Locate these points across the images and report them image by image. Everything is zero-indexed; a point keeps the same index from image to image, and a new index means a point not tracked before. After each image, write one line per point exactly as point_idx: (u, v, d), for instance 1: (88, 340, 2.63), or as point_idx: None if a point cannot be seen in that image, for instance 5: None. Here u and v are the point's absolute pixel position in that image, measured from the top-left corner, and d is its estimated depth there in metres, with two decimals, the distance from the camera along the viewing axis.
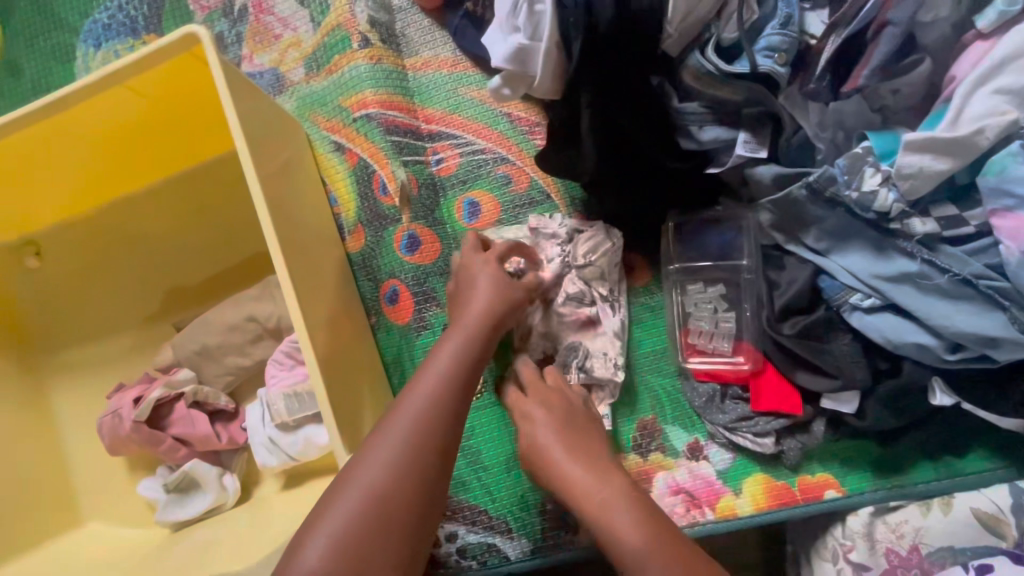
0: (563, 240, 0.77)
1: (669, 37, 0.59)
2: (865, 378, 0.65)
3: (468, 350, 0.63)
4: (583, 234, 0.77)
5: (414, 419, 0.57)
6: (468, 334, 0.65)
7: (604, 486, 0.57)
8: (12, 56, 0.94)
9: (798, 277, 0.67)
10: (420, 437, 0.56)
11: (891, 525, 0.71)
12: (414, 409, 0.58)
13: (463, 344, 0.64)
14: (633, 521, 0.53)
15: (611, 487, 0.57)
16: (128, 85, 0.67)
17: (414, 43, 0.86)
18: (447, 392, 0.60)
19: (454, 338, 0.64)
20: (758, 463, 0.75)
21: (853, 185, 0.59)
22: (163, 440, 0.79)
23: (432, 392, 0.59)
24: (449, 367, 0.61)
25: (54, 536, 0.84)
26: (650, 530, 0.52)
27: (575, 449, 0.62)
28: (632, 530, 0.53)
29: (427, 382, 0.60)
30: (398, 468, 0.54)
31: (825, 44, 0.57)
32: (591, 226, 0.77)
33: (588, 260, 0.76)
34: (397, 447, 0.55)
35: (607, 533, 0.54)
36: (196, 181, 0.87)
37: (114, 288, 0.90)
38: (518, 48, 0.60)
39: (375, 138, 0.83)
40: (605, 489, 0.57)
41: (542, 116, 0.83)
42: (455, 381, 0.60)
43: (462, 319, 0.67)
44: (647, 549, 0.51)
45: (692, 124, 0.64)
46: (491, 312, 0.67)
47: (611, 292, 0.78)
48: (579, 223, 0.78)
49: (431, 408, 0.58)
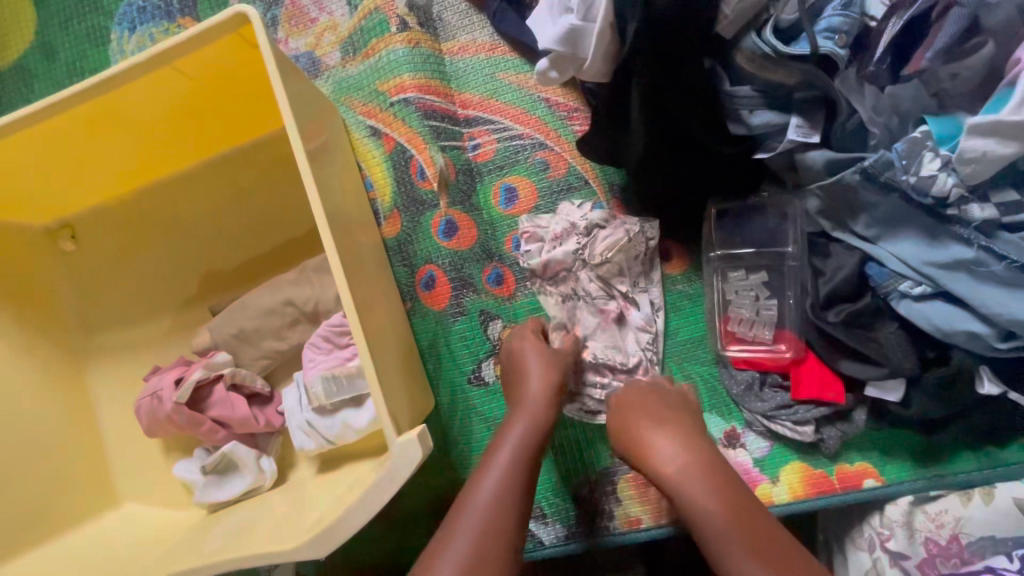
0: (581, 233, 0.78)
1: (724, 18, 0.59)
2: (914, 367, 0.65)
3: (529, 439, 0.63)
4: (603, 231, 0.77)
5: (484, 515, 0.55)
6: (531, 419, 0.65)
7: (682, 455, 0.60)
8: (46, 40, 0.94)
9: (845, 265, 0.66)
10: (493, 534, 0.54)
11: (931, 514, 0.71)
12: (485, 497, 0.57)
13: (526, 429, 0.64)
14: (710, 492, 0.56)
15: (693, 459, 0.60)
16: (177, 66, 0.67)
17: (451, 27, 0.86)
18: (513, 485, 0.58)
19: (517, 423, 0.64)
20: (796, 451, 0.75)
21: (912, 169, 0.58)
22: (203, 422, 0.80)
23: (498, 487, 0.58)
24: (513, 460, 0.60)
25: (94, 516, 0.85)
26: (735, 508, 0.55)
27: (660, 422, 0.65)
28: (712, 500, 0.56)
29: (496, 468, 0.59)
30: (471, 563, 0.52)
31: (885, 26, 0.56)
32: (612, 223, 0.77)
33: (603, 257, 0.77)
34: (469, 542, 0.53)
35: (688, 505, 0.57)
36: (234, 164, 0.88)
37: (151, 269, 0.91)
38: (570, 29, 0.60)
39: (413, 123, 0.82)
40: (681, 460, 0.60)
41: (581, 101, 0.83)
42: (522, 470, 0.60)
43: (524, 401, 0.67)
44: (726, 519, 0.54)
45: (743, 108, 0.64)
46: (550, 392, 0.68)
47: (632, 285, 0.79)
48: (602, 218, 0.78)
49: (501, 497, 0.57)
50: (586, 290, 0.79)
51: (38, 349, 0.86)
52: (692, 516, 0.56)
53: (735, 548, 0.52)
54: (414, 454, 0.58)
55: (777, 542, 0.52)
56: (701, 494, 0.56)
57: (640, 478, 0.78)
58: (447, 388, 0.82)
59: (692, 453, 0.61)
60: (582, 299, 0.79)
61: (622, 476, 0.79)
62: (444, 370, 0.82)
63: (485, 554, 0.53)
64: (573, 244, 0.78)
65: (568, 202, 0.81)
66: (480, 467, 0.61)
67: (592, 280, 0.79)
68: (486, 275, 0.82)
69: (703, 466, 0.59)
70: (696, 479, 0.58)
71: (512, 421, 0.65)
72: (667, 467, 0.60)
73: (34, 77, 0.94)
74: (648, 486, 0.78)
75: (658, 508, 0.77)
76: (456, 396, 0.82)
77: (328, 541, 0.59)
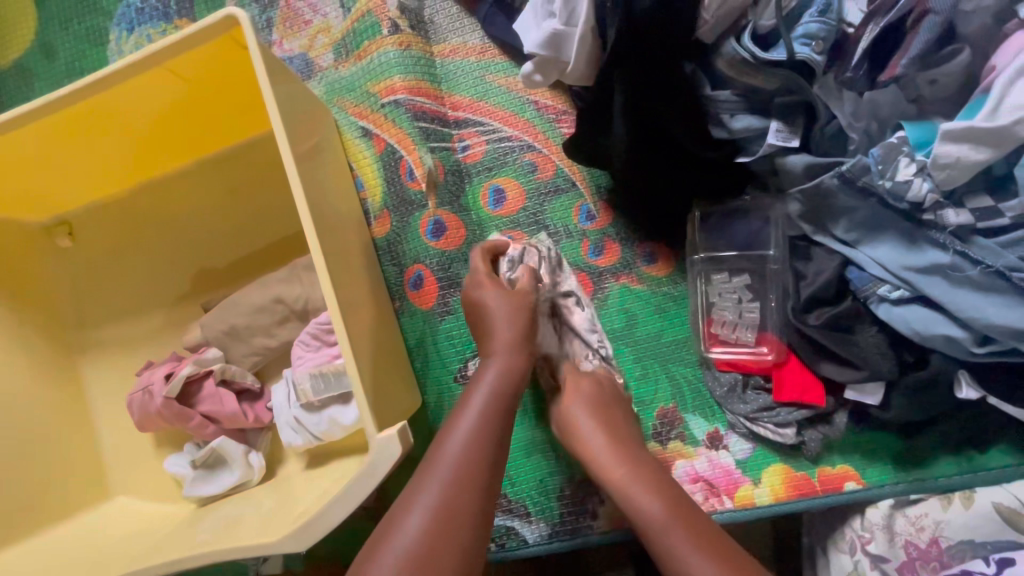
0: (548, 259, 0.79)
1: (704, 23, 0.60)
2: (892, 370, 0.65)
3: (501, 398, 0.62)
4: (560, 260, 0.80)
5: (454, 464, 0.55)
6: (503, 372, 0.64)
7: (622, 464, 0.62)
8: (47, 39, 0.95)
9: (826, 268, 0.67)
10: (462, 482, 0.54)
11: (911, 518, 0.71)
12: (451, 454, 0.56)
13: (492, 389, 0.63)
14: (654, 495, 0.57)
15: (635, 466, 0.61)
16: (169, 67, 0.68)
17: (442, 30, 0.87)
18: (482, 435, 0.58)
19: (489, 371, 0.64)
20: (777, 454, 0.75)
21: (887, 174, 0.59)
22: (192, 417, 0.81)
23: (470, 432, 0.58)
24: (485, 411, 0.60)
25: (85, 507, 0.86)
26: (677, 508, 0.56)
27: (610, 433, 0.66)
28: (654, 501, 0.57)
29: (459, 430, 0.59)
30: (438, 514, 0.51)
31: (863, 31, 0.57)
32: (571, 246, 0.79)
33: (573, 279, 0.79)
34: (436, 489, 0.53)
35: (631, 505, 0.58)
36: (227, 163, 0.90)
37: (146, 266, 0.92)
38: (553, 34, 0.61)
39: (403, 124, 0.84)
40: (627, 465, 0.61)
41: (569, 104, 0.84)
42: (494, 422, 0.60)
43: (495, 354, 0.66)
44: (670, 517, 0.55)
45: (724, 112, 0.65)
46: (520, 351, 0.67)
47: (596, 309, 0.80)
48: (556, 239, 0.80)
49: (471, 449, 0.57)
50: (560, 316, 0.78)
51: (37, 344, 0.88)
52: (637, 516, 0.57)
53: (682, 542, 0.53)
54: (394, 450, 0.59)
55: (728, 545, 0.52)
56: (645, 494, 0.58)
57: None
58: (434, 387, 0.83)
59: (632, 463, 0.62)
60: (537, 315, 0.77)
61: None
62: (431, 370, 0.83)
63: (451, 506, 0.52)
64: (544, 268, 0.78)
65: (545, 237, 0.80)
66: (453, 418, 0.61)
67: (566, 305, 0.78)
68: None
69: (649, 472, 0.60)
70: (638, 482, 0.59)
71: (484, 370, 0.65)
72: (611, 474, 0.62)
73: (34, 76, 0.96)
74: None
75: None
76: (442, 396, 0.83)
77: (311, 533, 0.60)
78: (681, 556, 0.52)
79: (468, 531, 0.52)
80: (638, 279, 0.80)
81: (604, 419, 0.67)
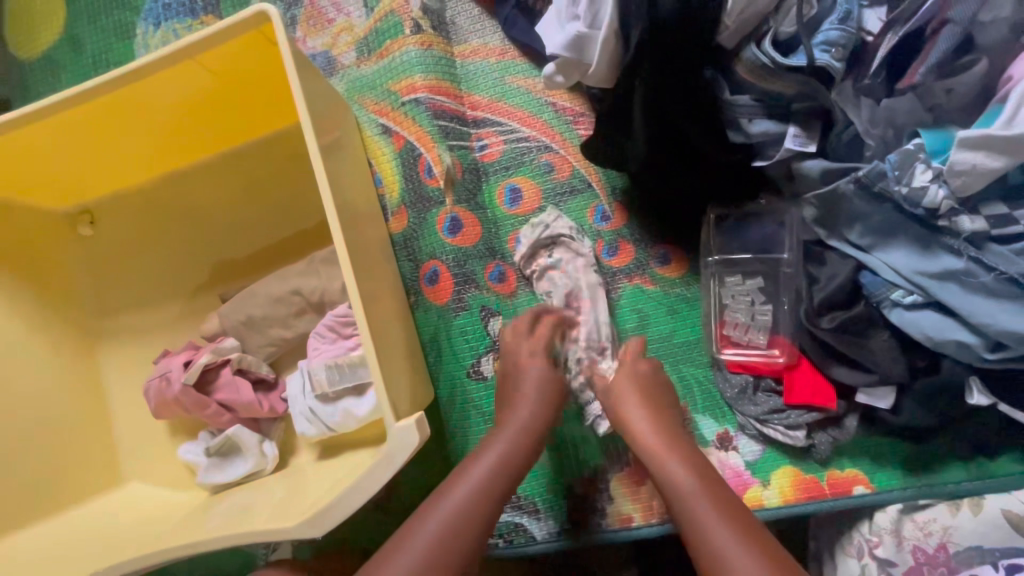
0: (551, 246, 0.83)
1: (725, 29, 0.61)
2: (902, 375, 0.66)
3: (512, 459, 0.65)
4: (558, 248, 0.82)
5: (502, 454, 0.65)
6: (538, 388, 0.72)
7: (660, 434, 0.67)
8: (75, 32, 0.97)
9: (839, 273, 0.67)
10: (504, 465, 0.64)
11: (919, 522, 0.71)
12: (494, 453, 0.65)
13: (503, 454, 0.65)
14: (686, 466, 0.63)
15: (667, 438, 0.66)
16: (199, 60, 0.70)
17: (463, 31, 0.89)
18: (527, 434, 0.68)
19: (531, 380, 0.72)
20: (787, 456, 0.76)
21: (904, 180, 0.60)
22: (209, 404, 0.82)
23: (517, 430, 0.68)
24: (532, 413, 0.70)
25: (98, 493, 0.87)
26: (704, 479, 0.61)
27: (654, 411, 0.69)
28: (686, 472, 0.62)
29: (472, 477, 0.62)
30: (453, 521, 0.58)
31: (881, 41, 0.59)
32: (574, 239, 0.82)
33: (576, 274, 0.81)
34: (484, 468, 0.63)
35: (662, 471, 0.64)
36: (248, 157, 0.91)
37: (167, 256, 0.94)
38: (576, 36, 0.63)
39: (423, 123, 0.85)
40: (663, 436, 0.66)
41: (588, 106, 0.85)
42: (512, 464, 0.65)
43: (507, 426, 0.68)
44: (697, 487, 0.60)
45: (742, 117, 0.66)
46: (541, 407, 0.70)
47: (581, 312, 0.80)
48: (567, 231, 0.82)
49: (476, 498, 0.60)
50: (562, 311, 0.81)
51: (56, 331, 0.89)
52: (666, 482, 0.63)
53: (706, 511, 0.58)
54: (411, 438, 0.60)
55: (744, 515, 0.57)
56: (676, 465, 0.63)
57: (633, 476, 0.80)
58: (446, 382, 0.84)
59: (676, 445, 0.66)
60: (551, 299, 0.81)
61: (616, 475, 0.81)
62: (445, 365, 0.84)
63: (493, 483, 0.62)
64: (558, 258, 0.82)
65: (562, 223, 0.82)
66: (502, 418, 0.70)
67: (575, 295, 0.81)
68: (488, 271, 0.84)
69: (678, 446, 0.65)
70: (670, 453, 0.64)
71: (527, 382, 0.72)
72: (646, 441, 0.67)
73: (61, 67, 0.97)
74: (640, 485, 0.80)
75: (650, 507, 0.79)
76: (454, 390, 0.84)
77: (324, 520, 0.61)
78: (702, 519, 0.57)
79: (475, 537, 0.58)
80: (651, 280, 0.82)
81: (648, 392, 0.71)
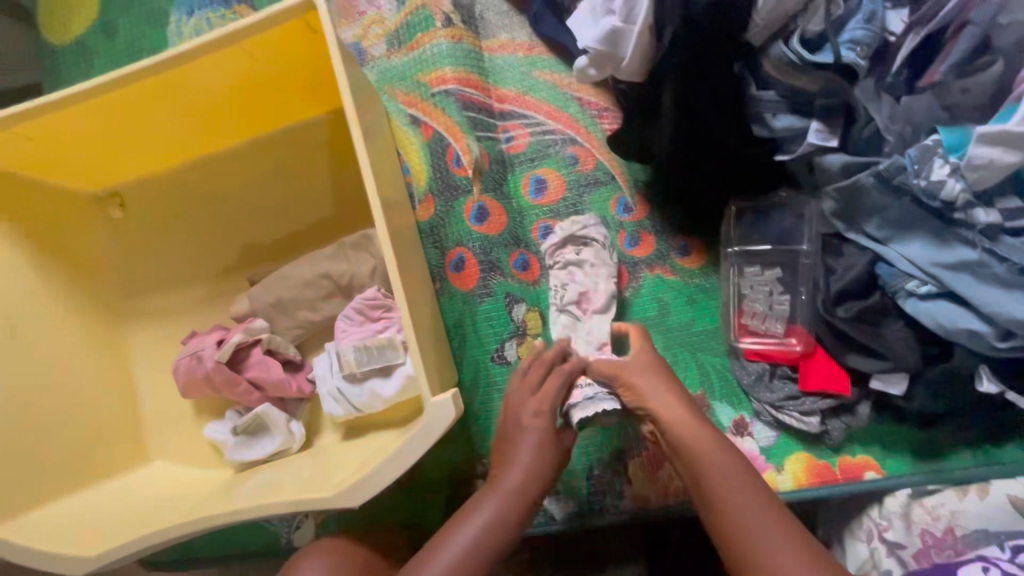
0: (580, 246, 0.84)
1: (755, 26, 0.63)
2: (917, 363, 0.69)
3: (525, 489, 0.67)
4: (589, 249, 0.83)
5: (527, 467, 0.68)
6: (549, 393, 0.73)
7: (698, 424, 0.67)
8: (109, 19, 1.00)
9: (856, 264, 0.70)
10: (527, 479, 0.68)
11: (928, 508, 0.74)
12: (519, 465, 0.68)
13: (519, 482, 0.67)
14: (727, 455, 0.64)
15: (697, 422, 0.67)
16: (244, 46, 0.72)
17: (491, 26, 0.92)
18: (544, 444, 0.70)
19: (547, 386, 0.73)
20: (800, 442, 0.79)
21: (923, 173, 0.63)
22: (239, 383, 0.84)
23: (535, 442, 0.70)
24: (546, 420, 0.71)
25: (126, 469, 0.89)
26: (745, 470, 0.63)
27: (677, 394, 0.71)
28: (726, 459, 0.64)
29: (488, 504, 0.66)
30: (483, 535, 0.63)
31: (904, 41, 0.63)
32: (599, 243, 0.83)
33: (597, 272, 0.83)
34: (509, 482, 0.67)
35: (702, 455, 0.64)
36: (279, 144, 0.94)
37: (195, 239, 0.96)
38: (611, 30, 0.65)
39: (452, 114, 0.87)
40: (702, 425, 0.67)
41: (612, 101, 0.88)
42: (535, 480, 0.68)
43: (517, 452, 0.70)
44: (739, 475, 0.62)
45: (767, 112, 0.69)
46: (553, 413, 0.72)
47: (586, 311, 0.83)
48: (597, 237, 0.84)
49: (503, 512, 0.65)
50: (569, 299, 0.83)
51: (86, 309, 0.91)
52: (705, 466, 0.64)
53: (749, 502, 0.60)
54: (449, 412, 0.62)
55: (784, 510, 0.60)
56: (716, 452, 0.64)
57: (651, 461, 0.82)
58: (470, 366, 0.86)
59: (706, 430, 0.66)
60: (563, 292, 0.83)
61: (633, 459, 0.83)
62: (468, 349, 0.86)
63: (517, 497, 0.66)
64: (587, 257, 0.83)
65: (598, 232, 0.84)
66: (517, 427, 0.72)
67: (591, 287, 0.83)
68: (512, 259, 0.86)
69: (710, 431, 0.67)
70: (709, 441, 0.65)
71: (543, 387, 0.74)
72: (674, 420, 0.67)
73: (93, 52, 0.99)
74: (658, 470, 0.82)
75: (666, 490, 0.81)
76: (478, 374, 0.85)
77: (362, 490, 0.62)
78: (744, 508, 0.60)
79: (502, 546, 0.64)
80: (672, 270, 0.84)
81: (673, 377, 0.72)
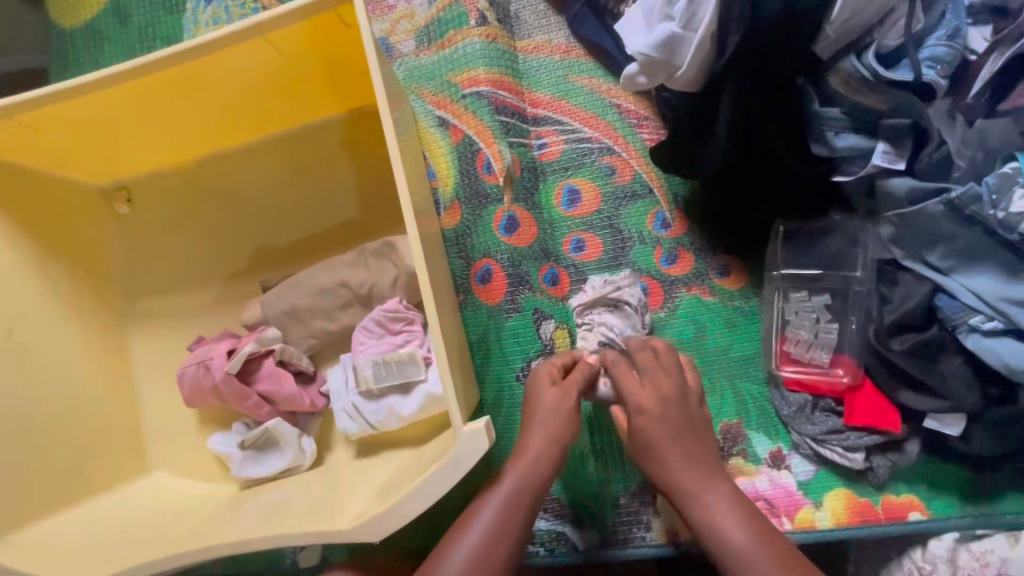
0: (613, 309, 0.78)
1: (825, 38, 0.59)
2: (975, 403, 0.64)
3: (527, 492, 0.61)
4: (622, 311, 0.78)
5: (543, 453, 0.64)
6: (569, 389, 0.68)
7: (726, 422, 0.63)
8: (121, 3, 0.94)
9: (914, 294, 0.66)
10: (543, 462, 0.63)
11: (975, 553, 0.70)
12: (535, 449, 0.64)
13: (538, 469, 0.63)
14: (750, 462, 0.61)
15: None
16: (270, 38, 0.67)
17: (527, 26, 0.87)
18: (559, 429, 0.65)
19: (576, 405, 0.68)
20: (841, 478, 0.74)
21: (1000, 205, 0.59)
22: (249, 396, 0.79)
23: (554, 430, 0.65)
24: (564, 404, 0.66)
25: (127, 480, 0.84)
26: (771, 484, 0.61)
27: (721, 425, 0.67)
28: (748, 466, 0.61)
29: (500, 491, 0.61)
30: (499, 522, 0.59)
31: (986, 60, 0.59)
32: (635, 310, 0.77)
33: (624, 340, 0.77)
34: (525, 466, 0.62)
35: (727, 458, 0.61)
36: (299, 143, 0.89)
37: (206, 238, 0.91)
38: (668, 37, 0.60)
39: (483, 117, 0.83)
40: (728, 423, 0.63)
41: (652, 110, 0.83)
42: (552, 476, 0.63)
43: (523, 456, 0.63)
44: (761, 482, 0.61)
45: (829, 129, 0.64)
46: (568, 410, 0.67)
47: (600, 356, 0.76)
48: (635, 303, 0.78)
49: (518, 499, 0.61)
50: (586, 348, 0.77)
51: (89, 309, 0.86)
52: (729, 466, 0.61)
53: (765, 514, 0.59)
54: (481, 443, 0.56)
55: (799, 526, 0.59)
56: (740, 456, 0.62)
57: None
58: (493, 383, 0.81)
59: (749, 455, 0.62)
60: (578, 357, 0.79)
61: None
62: (492, 365, 0.81)
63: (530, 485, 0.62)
64: (617, 322, 0.77)
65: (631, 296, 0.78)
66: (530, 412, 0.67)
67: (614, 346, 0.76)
68: (542, 274, 0.81)
69: None
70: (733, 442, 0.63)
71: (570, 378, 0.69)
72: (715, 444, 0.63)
73: (104, 38, 0.94)
74: None
75: None
76: (502, 393, 0.81)
77: (384, 522, 0.57)
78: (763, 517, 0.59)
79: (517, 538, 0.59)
80: (710, 291, 0.80)
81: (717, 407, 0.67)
